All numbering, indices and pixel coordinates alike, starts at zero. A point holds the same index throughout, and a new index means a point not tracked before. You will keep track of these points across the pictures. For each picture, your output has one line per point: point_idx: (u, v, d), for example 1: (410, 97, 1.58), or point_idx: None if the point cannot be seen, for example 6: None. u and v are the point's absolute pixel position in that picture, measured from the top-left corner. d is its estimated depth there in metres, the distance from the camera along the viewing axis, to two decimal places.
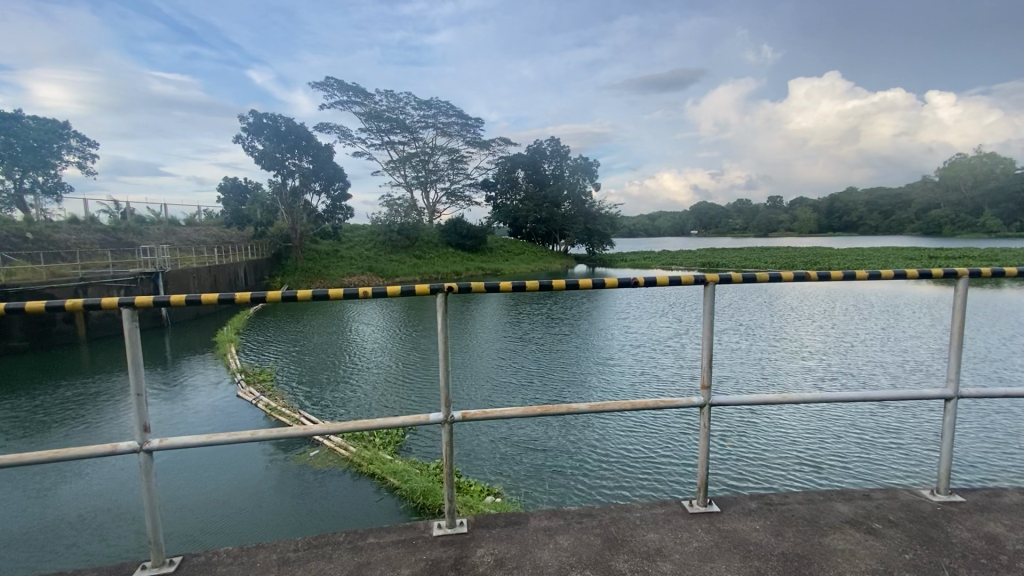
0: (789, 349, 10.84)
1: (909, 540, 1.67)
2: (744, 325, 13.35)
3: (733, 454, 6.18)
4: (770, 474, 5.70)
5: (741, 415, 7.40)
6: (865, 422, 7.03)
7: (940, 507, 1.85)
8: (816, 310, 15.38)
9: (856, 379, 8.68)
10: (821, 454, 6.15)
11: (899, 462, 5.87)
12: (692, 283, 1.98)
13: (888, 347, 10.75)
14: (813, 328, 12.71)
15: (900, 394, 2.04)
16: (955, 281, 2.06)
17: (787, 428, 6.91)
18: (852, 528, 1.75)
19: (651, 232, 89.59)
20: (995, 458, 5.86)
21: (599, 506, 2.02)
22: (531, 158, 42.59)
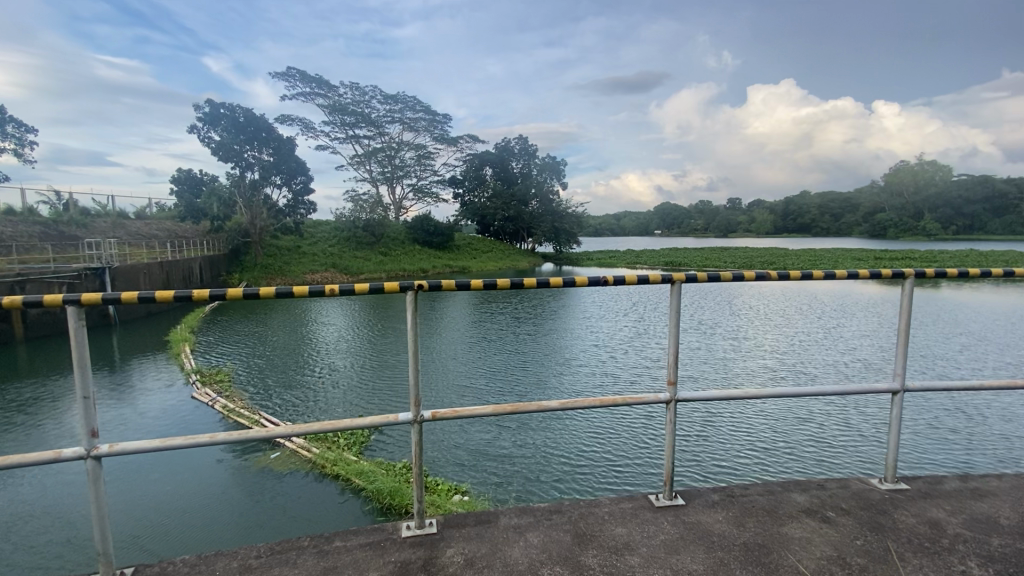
0: (747, 347, 11.29)
1: (860, 527, 1.76)
2: (705, 324, 13.79)
3: (694, 449, 6.37)
4: (728, 466, 5.92)
5: (702, 411, 7.63)
6: (816, 416, 7.39)
7: (886, 495, 1.96)
8: (772, 309, 16.06)
9: (808, 376, 9.13)
10: (776, 446, 6.43)
11: (847, 453, 6.20)
12: (660, 282, 2.02)
13: (838, 344, 11.34)
14: (769, 327, 13.26)
15: (851, 388, 2.14)
16: (902, 281, 2.17)
17: (746, 423, 7.17)
18: (807, 517, 1.83)
19: (617, 232, 91.17)
20: (931, 448, 6.28)
21: (567, 502, 2.04)
22: (499, 155, 42.91)
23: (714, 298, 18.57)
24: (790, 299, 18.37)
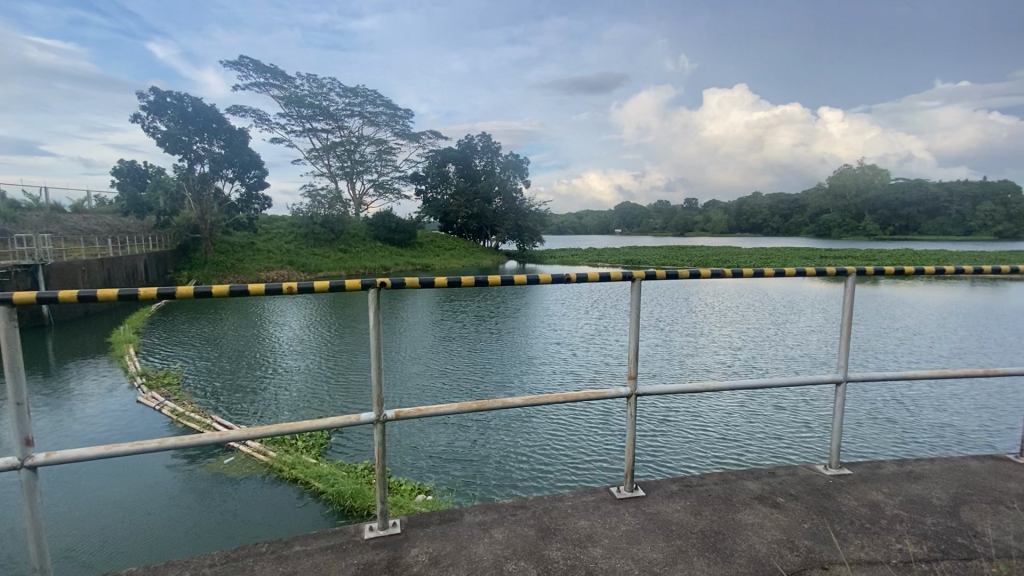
0: (703, 342, 11.70)
1: (807, 512, 1.85)
2: (664, 321, 14.21)
3: (654, 441, 6.57)
4: (685, 457, 6.13)
5: (660, 405, 7.86)
6: (766, 407, 7.75)
7: (831, 480, 2.08)
8: (727, 306, 16.72)
9: (760, 369, 9.56)
10: (730, 436, 6.71)
11: (795, 441, 6.54)
12: (620, 280, 2.07)
13: (787, 339, 11.92)
14: (724, 323, 13.79)
15: (797, 379, 2.26)
16: (844, 278, 2.29)
17: (702, 416, 7.43)
18: (759, 503, 1.92)
19: (579, 230, 92.39)
20: (870, 435, 6.71)
21: (531, 497, 2.06)
22: (462, 152, 42.67)
23: (672, 296, 19.15)
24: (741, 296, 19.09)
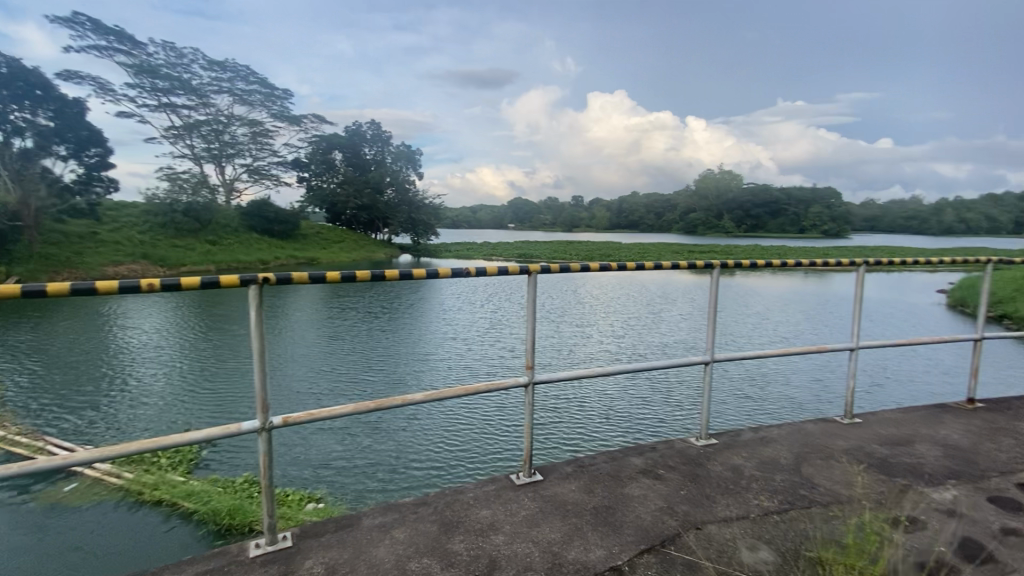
0: (590, 332, 12.46)
1: (682, 480, 2.06)
2: (555, 313, 14.87)
3: (548, 427, 6.88)
4: (577, 440, 6.50)
5: (552, 393, 8.21)
6: (645, 389, 8.50)
7: (702, 450, 2.33)
8: (611, 297, 17.96)
9: (639, 355, 10.43)
10: (615, 418, 7.26)
11: (670, 417, 7.25)
12: (518, 273, 2.12)
13: (662, 326, 13.14)
14: (608, 313, 14.81)
15: (672, 362, 2.50)
16: (710, 270, 2.59)
17: (590, 400, 7.90)
18: (643, 477, 2.09)
19: (473, 224, 92.82)
20: (729, 408, 7.67)
21: (432, 493, 2.04)
22: (348, 139, 40.46)
23: (562, 288, 20.10)
24: (623, 287, 20.61)
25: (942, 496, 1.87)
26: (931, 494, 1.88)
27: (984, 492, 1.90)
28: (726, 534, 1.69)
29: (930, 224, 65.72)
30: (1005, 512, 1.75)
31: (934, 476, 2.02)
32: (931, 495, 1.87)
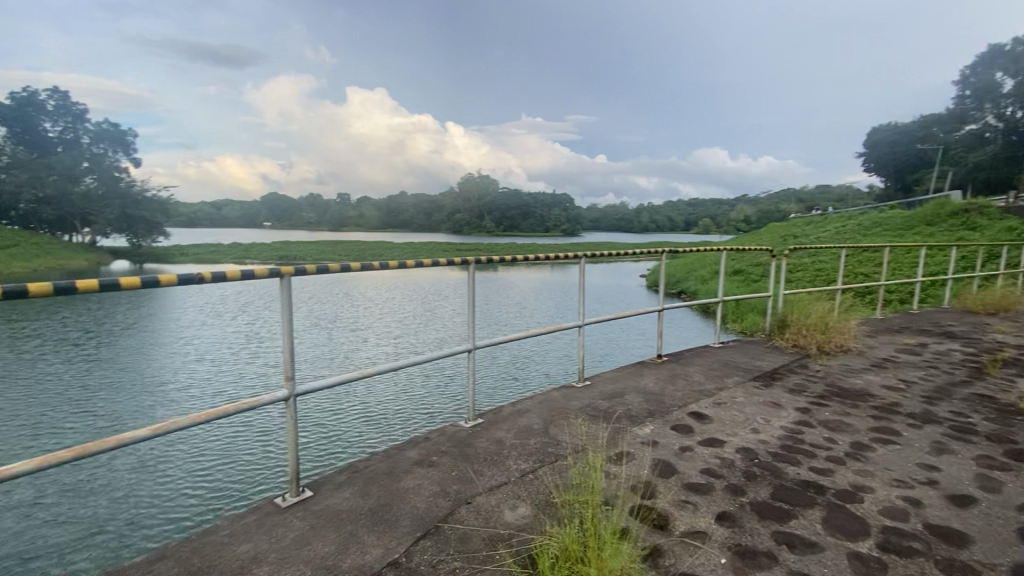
0: (365, 334, 12.09)
1: (453, 461, 2.15)
2: (325, 318, 13.93)
3: (322, 438, 6.44)
4: (354, 445, 6.25)
5: (323, 405, 7.65)
6: (423, 382, 8.68)
7: (469, 430, 2.48)
8: (384, 297, 17.72)
9: (416, 351, 10.61)
10: (394, 415, 7.22)
11: (447, 406, 7.59)
12: (268, 276, 1.92)
13: (436, 322, 13.61)
14: (383, 314, 14.60)
15: (437, 354, 2.61)
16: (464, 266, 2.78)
17: (365, 403, 7.64)
18: (416, 467, 2.11)
19: (215, 222, 79.42)
20: (499, 389, 8.43)
21: (170, 544, 1.70)
22: (11, 107, 29.87)
23: (330, 291, 18.93)
24: (394, 285, 20.48)
25: (643, 429, 2.40)
26: (637, 430, 2.40)
27: (668, 421, 2.52)
28: (490, 500, 1.83)
29: (633, 223, 84.04)
30: (679, 433, 2.36)
31: (638, 416, 2.59)
32: (636, 431, 2.39)
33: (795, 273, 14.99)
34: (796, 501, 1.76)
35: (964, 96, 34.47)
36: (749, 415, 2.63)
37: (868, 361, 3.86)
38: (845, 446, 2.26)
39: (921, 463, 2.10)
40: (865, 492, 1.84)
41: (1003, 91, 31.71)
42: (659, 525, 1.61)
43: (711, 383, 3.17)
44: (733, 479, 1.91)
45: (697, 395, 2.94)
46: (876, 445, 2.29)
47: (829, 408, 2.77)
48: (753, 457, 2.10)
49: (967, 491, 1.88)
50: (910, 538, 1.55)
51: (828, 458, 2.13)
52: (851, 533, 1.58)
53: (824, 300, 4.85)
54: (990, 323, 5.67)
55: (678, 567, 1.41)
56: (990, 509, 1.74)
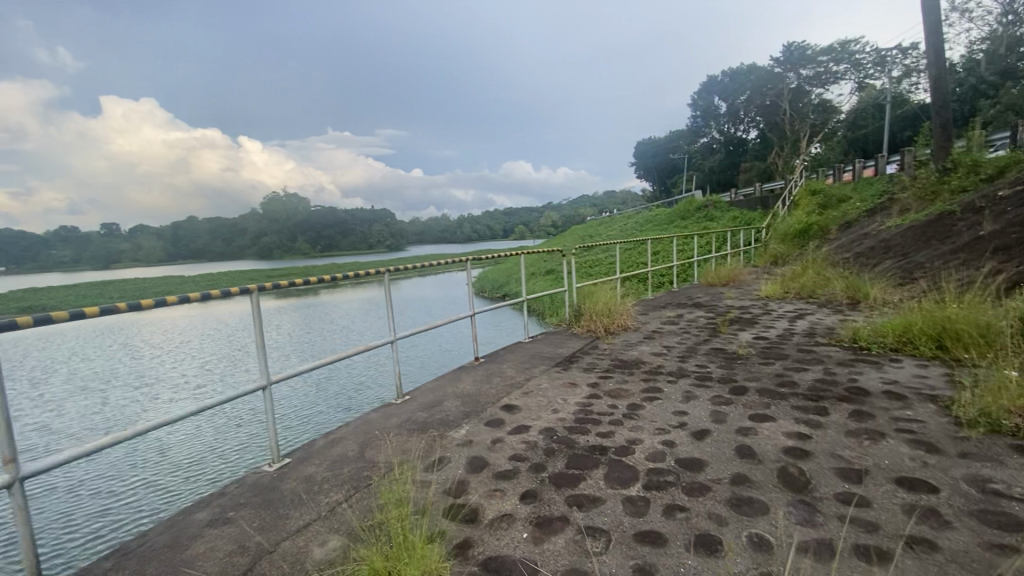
0: (155, 356, 9.63)
1: (254, 511, 1.93)
2: (91, 345, 10.74)
3: (109, 501, 4.87)
4: (162, 502, 4.89)
5: (104, 458, 5.84)
6: (249, 414, 7.34)
7: (275, 474, 2.26)
8: (175, 321, 14.56)
9: (235, 368, 8.85)
10: (214, 454, 5.87)
11: (285, 427, 6.47)
12: None
13: (252, 339, 11.67)
14: (177, 335, 11.93)
15: (224, 397, 2.29)
16: (248, 294, 2.48)
17: (167, 450, 6.09)
18: (209, 529, 1.84)
19: None
20: (343, 396, 7.57)
21: None
22: None
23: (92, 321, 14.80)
24: (179, 311, 17.16)
25: (459, 432, 2.52)
26: (453, 433, 2.51)
27: (482, 419, 2.69)
28: (298, 541, 1.70)
29: (454, 234, 85.78)
30: (491, 428, 2.54)
31: (455, 419, 2.71)
32: (453, 434, 2.49)
33: (592, 267, 17.09)
34: (584, 466, 2.06)
35: (695, 116, 43.49)
36: (552, 398, 2.96)
37: (642, 335, 4.64)
38: (623, 409, 2.71)
39: (675, 411, 2.63)
40: (636, 445, 2.24)
41: (719, 112, 40.90)
42: (471, 519, 1.72)
43: (521, 375, 3.46)
44: (536, 459, 2.15)
45: (507, 389, 3.18)
46: (646, 403, 2.79)
47: (613, 379, 3.27)
48: (553, 435, 2.39)
49: (704, 426, 2.41)
50: (664, 474, 1.96)
51: (611, 422, 2.53)
52: (625, 482, 1.92)
53: (608, 288, 5.66)
54: (723, 292, 7.30)
55: (487, 553, 1.53)
56: (717, 436, 2.28)
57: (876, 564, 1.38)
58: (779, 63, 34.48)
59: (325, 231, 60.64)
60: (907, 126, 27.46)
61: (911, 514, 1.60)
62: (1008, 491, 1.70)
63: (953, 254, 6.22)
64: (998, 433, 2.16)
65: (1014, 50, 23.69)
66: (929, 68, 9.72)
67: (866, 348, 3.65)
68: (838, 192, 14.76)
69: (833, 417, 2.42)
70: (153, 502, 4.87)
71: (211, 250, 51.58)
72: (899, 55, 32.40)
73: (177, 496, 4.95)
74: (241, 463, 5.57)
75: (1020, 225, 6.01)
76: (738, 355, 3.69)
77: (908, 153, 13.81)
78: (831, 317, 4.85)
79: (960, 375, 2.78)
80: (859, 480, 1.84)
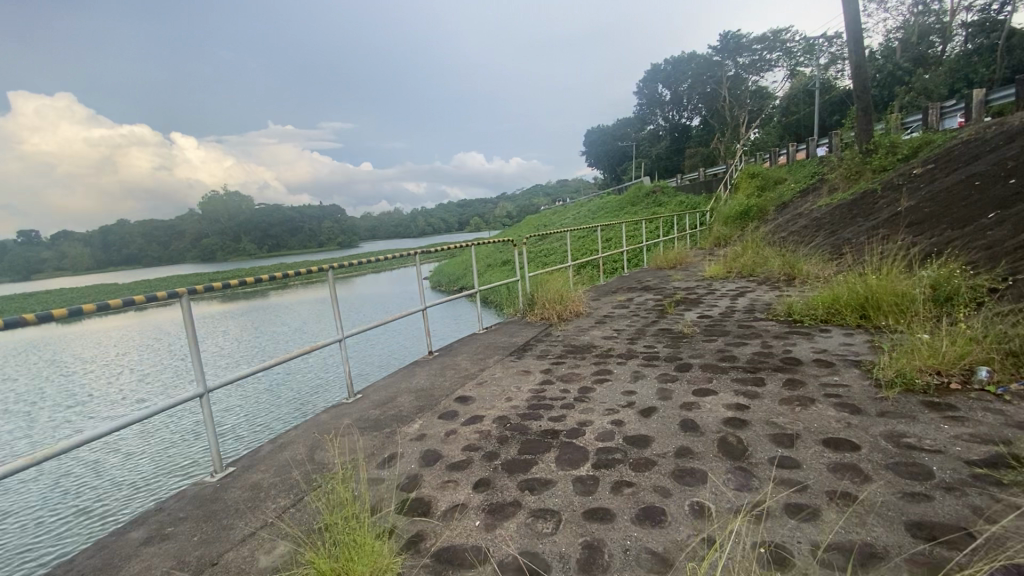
0: (83, 370, 9.00)
1: (195, 525, 1.85)
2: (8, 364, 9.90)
3: (30, 527, 4.51)
4: (91, 523, 4.56)
5: (26, 483, 5.41)
6: (190, 425, 6.98)
7: (218, 484, 2.16)
8: (105, 331, 13.62)
9: (172, 379, 8.40)
10: (151, 469, 5.54)
11: (228, 435, 6.18)
12: None
13: (192, 345, 11.06)
14: (107, 347, 11.18)
15: (157, 408, 2.17)
16: (178, 299, 2.34)
17: (98, 468, 5.70)
18: (145, 547, 1.75)
19: None
20: (291, 400, 7.32)
21: None
22: None
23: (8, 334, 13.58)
24: (110, 320, 15.99)
25: (412, 426, 2.50)
26: (406, 428, 2.48)
27: (435, 412, 2.68)
28: (242, 551, 1.64)
29: (407, 228, 84.20)
30: (444, 420, 2.53)
31: (408, 414, 2.68)
32: (406, 429, 2.47)
33: (547, 256, 17.23)
34: (536, 450, 2.11)
35: (641, 104, 44.39)
36: (505, 386, 2.99)
37: (594, 319, 4.74)
38: (574, 392, 2.76)
39: (624, 391, 2.71)
40: (586, 426, 2.30)
41: (663, 100, 41.95)
42: (423, 512, 1.72)
43: (475, 366, 3.46)
44: (489, 447, 2.17)
45: (461, 380, 3.17)
46: (596, 385, 2.86)
47: (565, 364, 3.33)
48: (506, 423, 2.42)
49: (651, 404, 2.49)
50: (613, 452, 2.02)
51: (563, 406, 2.58)
52: (575, 462, 1.97)
53: (560, 276, 5.73)
54: (670, 274, 7.54)
55: (439, 544, 1.54)
56: (663, 412, 2.37)
57: (805, 519, 1.48)
58: (717, 51, 35.68)
59: (271, 230, 58.05)
60: (834, 111, 29.15)
61: (835, 471, 1.73)
62: (919, 443, 1.87)
63: (875, 229, 6.68)
64: (911, 391, 2.35)
65: (924, 38, 25.55)
66: (850, 56, 10.30)
67: (799, 320, 3.87)
68: (774, 174, 15.50)
69: (769, 387, 2.56)
70: (86, 526, 4.53)
71: (146, 255, 48.32)
72: (826, 43, 34.24)
73: (114, 518, 4.62)
74: (184, 476, 5.27)
75: (931, 201, 6.52)
76: (683, 334, 3.83)
77: (834, 136, 14.67)
78: (768, 294, 5.11)
79: (881, 340, 3.00)
80: (791, 443, 1.96)
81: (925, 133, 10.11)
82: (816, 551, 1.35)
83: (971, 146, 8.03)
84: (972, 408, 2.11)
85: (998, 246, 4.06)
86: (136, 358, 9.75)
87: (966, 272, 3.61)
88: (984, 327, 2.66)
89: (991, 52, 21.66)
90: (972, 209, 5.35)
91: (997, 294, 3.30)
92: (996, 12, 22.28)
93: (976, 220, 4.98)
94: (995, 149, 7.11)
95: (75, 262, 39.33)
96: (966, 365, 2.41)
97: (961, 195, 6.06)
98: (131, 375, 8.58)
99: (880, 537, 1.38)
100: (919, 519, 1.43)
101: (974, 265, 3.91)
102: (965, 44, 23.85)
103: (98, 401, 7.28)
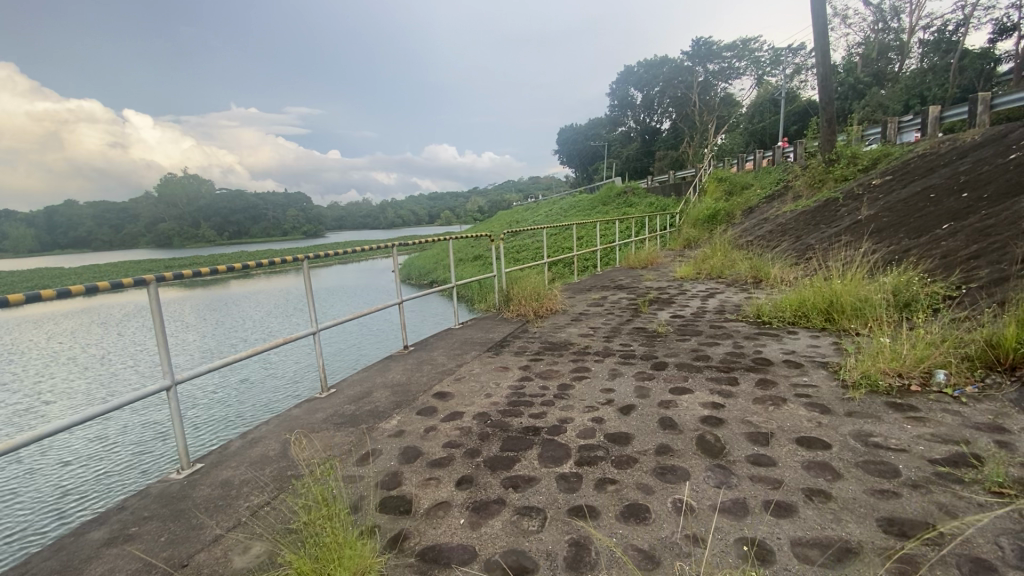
0: (33, 361, 8.49)
1: (161, 525, 1.76)
2: None
3: None
4: (44, 523, 4.31)
5: None
6: (150, 420, 6.67)
7: (186, 481, 2.07)
8: (54, 318, 12.85)
9: (132, 371, 8.00)
10: (110, 466, 5.29)
11: (191, 430, 5.95)
12: None
13: (153, 335, 10.56)
14: (58, 336, 10.54)
15: (120, 400, 2.04)
16: (145, 286, 2.22)
17: (52, 464, 5.42)
18: (106, 548, 1.65)
19: None
20: (258, 394, 7.08)
21: None
22: None
23: None
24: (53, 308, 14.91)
25: (390, 422, 2.46)
26: (384, 424, 2.44)
27: (413, 408, 2.64)
28: (214, 552, 1.58)
29: (377, 220, 82.72)
30: (423, 416, 2.51)
31: (385, 410, 2.63)
32: (384, 425, 2.42)
33: (521, 253, 17.29)
34: (518, 447, 2.10)
35: (614, 105, 44.96)
36: (484, 382, 2.97)
37: (569, 317, 4.77)
38: (554, 389, 2.78)
39: (603, 389, 2.73)
40: (567, 423, 2.31)
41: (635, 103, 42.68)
42: (405, 510, 1.69)
43: (452, 362, 3.43)
44: (470, 444, 2.15)
45: (439, 377, 3.12)
46: (575, 382, 2.88)
47: (543, 361, 3.34)
48: (487, 420, 2.41)
49: (630, 402, 2.52)
50: (595, 449, 2.04)
51: (542, 403, 2.59)
52: (559, 459, 1.98)
53: (535, 273, 5.73)
54: (643, 274, 7.69)
55: (423, 543, 1.51)
56: (641, 410, 2.40)
57: (783, 516, 1.53)
58: (689, 56, 36.45)
59: (233, 216, 55.86)
60: (797, 121, 30.28)
61: (810, 469, 1.79)
62: (885, 442, 1.95)
63: (837, 237, 6.97)
64: (876, 391, 2.48)
65: (883, 55, 26.78)
66: (817, 69, 10.63)
67: (768, 322, 4.02)
68: (741, 180, 16.02)
69: (743, 387, 2.64)
70: (31, 533, 4.17)
71: (97, 238, 46.02)
72: (791, 55, 35.54)
73: (51, 528, 4.24)
74: (147, 475, 5.07)
75: (890, 211, 6.85)
76: (658, 333, 3.90)
77: (798, 145, 15.23)
78: (736, 295, 5.26)
79: (845, 343, 3.14)
80: (767, 441, 2.02)
81: (884, 146, 10.55)
82: (793, 547, 1.40)
83: (925, 160, 8.45)
84: (932, 409, 2.23)
85: (951, 256, 4.31)
86: (87, 349, 9.17)
87: (924, 280, 3.81)
88: (942, 331, 2.80)
89: (945, 71, 22.85)
90: (927, 220, 5.65)
91: (952, 302, 3.50)
92: (950, 34, 23.43)
93: (931, 230, 5.27)
94: (948, 164, 7.52)
95: (17, 244, 37.23)
96: (924, 368, 2.55)
97: (917, 205, 6.42)
98: (82, 368, 8.05)
99: (854, 533, 1.44)
100: (888, 515, 1.50)
101: (930, 274, 4.13)
102: (921, 62, 25.10)
103: (50, 394, 6.85)
